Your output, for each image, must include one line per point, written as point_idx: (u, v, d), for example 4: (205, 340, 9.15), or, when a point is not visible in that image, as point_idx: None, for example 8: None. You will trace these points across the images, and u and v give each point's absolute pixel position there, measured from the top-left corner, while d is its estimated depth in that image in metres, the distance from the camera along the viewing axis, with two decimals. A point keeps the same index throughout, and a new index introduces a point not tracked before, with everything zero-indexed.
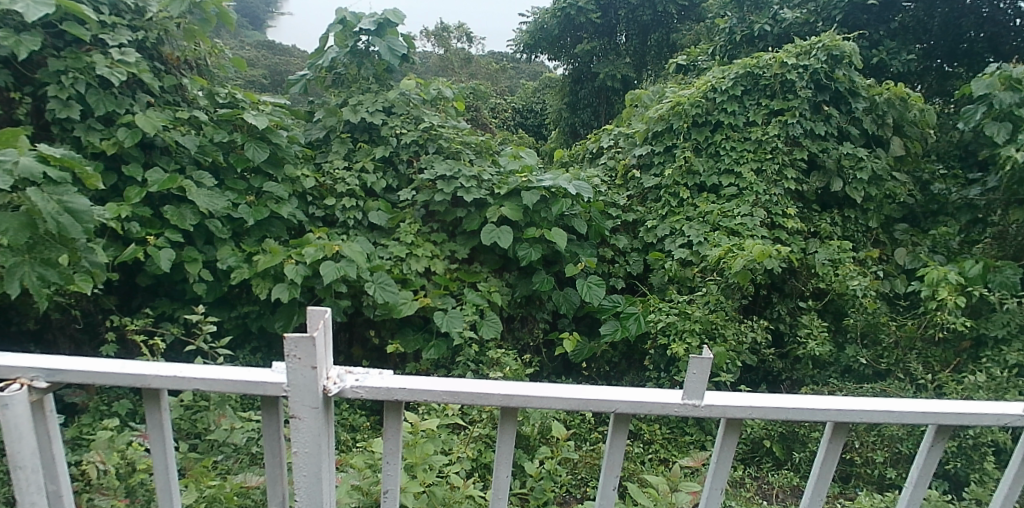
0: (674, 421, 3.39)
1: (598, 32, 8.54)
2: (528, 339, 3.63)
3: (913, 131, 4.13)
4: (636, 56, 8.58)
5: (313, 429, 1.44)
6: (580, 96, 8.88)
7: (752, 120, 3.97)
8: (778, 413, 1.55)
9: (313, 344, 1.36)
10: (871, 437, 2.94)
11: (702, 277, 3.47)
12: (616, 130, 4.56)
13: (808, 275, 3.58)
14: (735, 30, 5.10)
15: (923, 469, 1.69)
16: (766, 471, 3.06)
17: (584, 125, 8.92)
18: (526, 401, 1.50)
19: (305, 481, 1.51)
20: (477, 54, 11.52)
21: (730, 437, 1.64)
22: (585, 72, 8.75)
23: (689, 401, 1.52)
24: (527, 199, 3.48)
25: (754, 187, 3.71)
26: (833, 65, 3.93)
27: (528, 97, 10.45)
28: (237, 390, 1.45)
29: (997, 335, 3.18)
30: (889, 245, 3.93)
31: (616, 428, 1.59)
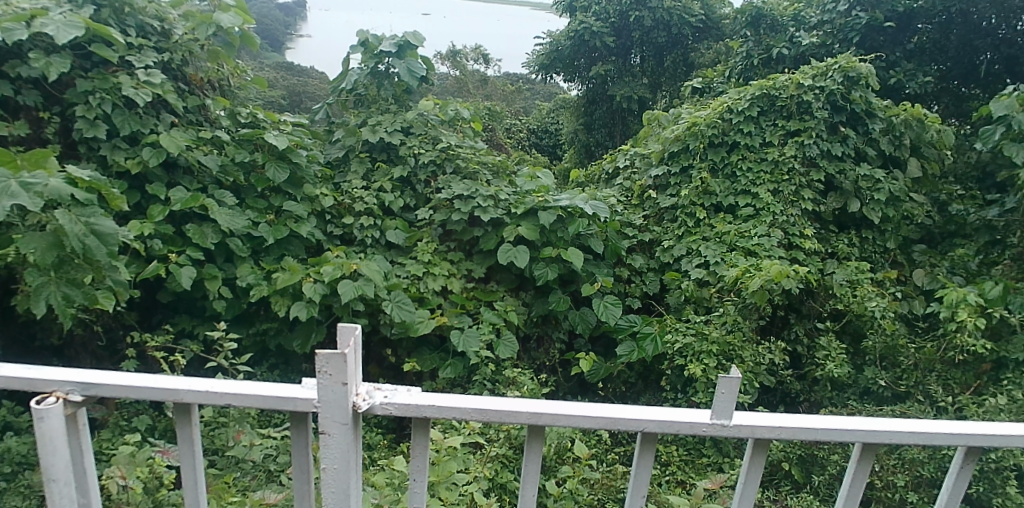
0: (691, 443, 3.39)
1: (613, 54, 8.59)
2: (544, 358, 3.60)
3: (931, 153, 4.11)
4: (652, 77, 8.64)
5: (343, 444, 1.45)
6: (595, 117, 8.93)
7: (769, 141, 3.95)
8: (807, 432, 1.54)
9: (344, 360, 1.37)
10: (891, 460, 2.92)
11: (720, 297, 3.48)
12: (632, 150, 4.54)
13: (826, 296, 3.59)
14: (752, 53, 5.13)
15: (952, 493, 1.68)
16: (785, 494, 3.03)
17: (599, 145, 8.95)
18: (553, 419, 1.51)
19: (333, 497, 1.52)
20: (493, 75, 11.64)
21: (757, 458, 1.63)
22: (600, 93, 8.79)
23: (717, 422, 1.51)
24: (544, 219, 3.50)
25: (771, 207, 3.70)
26: (850, 86, 3.93)
27: (543, 119, 10.49)
28: (267, 405, 1.46)
29: (1018, 357, 3.18)
30: (907, 266, 3.89)
31: (643, 448, 1.59)
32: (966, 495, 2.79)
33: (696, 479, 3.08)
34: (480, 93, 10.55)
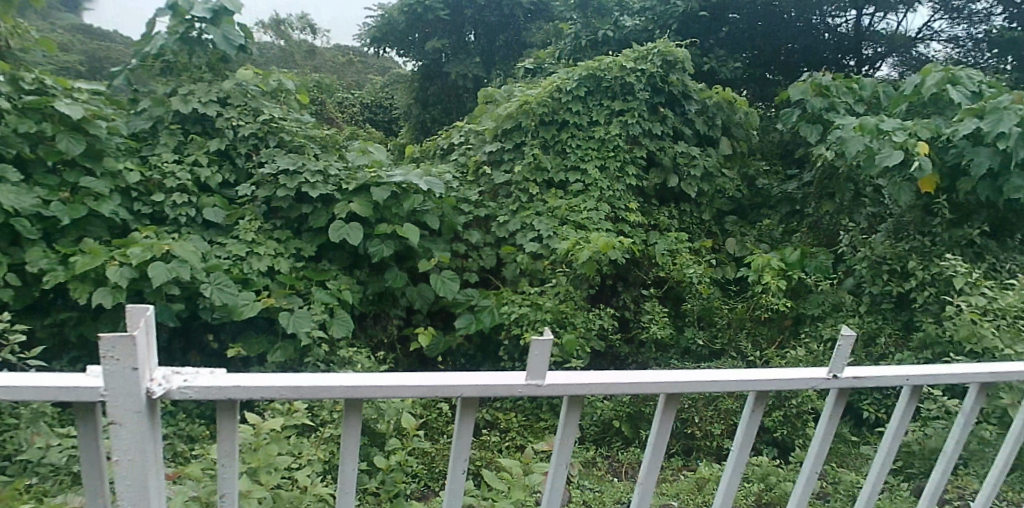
0: (529, 408, 3.62)
1: (446, 30, 8.61)
2: (381, 336, 3.62)
3: (740, 133, 4.52)
4: (485, 55, 8.73)
5: (136, 435, 1.34)
6: (429, 93, 8.82)
7: (596, 120, 4.15)
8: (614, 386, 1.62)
9: (133, 344, 1.26)
10: (709, 411, 3.28)
11: (553, 269, 3.68)
12: (466, 127, 4.52)
13: (649, 265, 3.86)
14: (580, 35, 5.32)
15: (744, 435, 1.84)
16: (616, 450, 3.29)
17: (434, 121, 8.81)
18: (368, 392, 1.47)
19: (129, 492, 1.40)
20: (323, 46, 11.11)
21: (570, 416, 1.68)
22: (434, 69, 8.78)
23: (532, 381, 1.55)
24: (377, 195, 3.47)
25: (599, 183, 3.91)
26: (667, 70, 4.25)
27: (376, 93, 10.02)
28: (44, 397, 1.32)
29: (813, 313, 3.65)
30: (720, 236, 4.24)
31: (461, 413, 1.58)
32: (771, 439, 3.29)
33: (534, 442, 3.26)
34: (309, 66, 10.11)
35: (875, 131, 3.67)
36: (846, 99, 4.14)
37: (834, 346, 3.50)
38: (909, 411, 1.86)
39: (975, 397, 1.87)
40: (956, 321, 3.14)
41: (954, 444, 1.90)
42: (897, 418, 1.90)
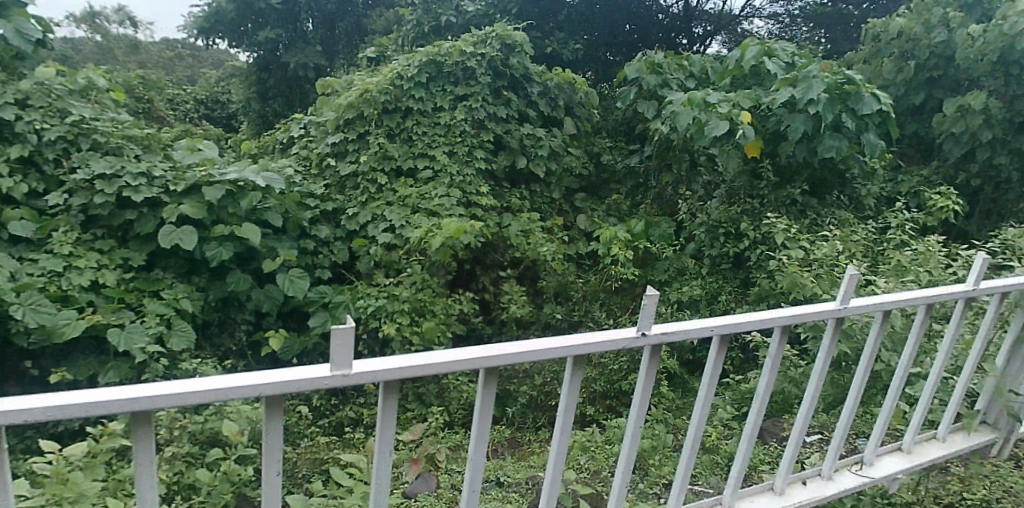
0: (395, 401, 3.76)
1: (279, 19, 8.18)
2: (228, 344, 3.49)
3: (581, 112, 4.71)
4: (325, 43, 8.46)
5: None
6: (269, 85, 8.49)
7: (440, 106, 4.17)
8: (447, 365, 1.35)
9: None
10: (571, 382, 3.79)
11: (408, 258, 3.64)
12: (306, 119, 4.39)
13: (505, 247, 3.88)
14: (422, 21, 5.25)
15: (567, 400, 1.68)
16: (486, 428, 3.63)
17: (277, 114, 8.55)
18: (172, 402, 1.09)
19: None
20: (147, 40, 10.21)
21: (389, 405, 1.38)
22: (272, 60, 8.38)
23: (337, 373, 1.22)
24: (209, 196, 3.35)
25: (448, 169, 3.92)
26: (508, 53, 4.32)
27: (210, 87, 9.27)
28: None
29: (662, 279, 3.85)
30: (571, 213, 4.37)
31: (270, 417, 1.24)
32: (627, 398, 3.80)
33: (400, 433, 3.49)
34: (131, 60, 9.34)
35: (702, 104, 3.83)
36: (677, 76, 4.37)
37: (681, 307, 3.73)
38: (722, 357, 1.86)
39: (780, 337, 1.93)
40: (781, 274, 3.42)
41: (764, 384, 1.98)
42: (709, 367, 1.88)
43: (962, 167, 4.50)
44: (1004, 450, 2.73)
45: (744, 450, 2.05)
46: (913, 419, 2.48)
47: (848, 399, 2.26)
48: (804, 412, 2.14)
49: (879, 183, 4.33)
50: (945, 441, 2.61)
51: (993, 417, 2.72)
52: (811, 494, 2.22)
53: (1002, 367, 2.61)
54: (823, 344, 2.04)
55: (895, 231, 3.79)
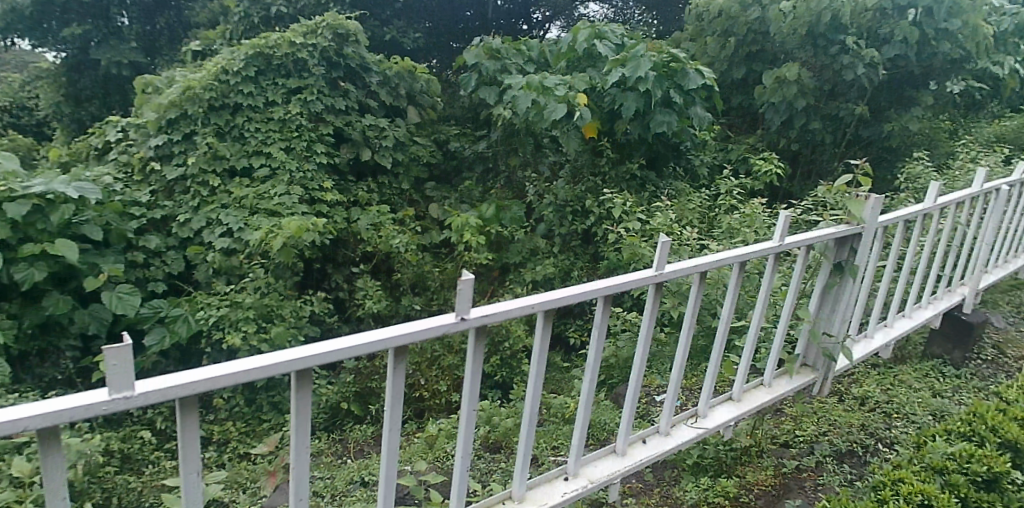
0: (250, 413, 3.74)
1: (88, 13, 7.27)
2: (54, 373, 3.19)
3: (425, 101, 4.73)
4: (144, 41, 7.55)
5: None
6: (81, 87, 7.54)
7: (272, 101, 4.00)
8: (268, 370, 1.11)
9: None
10: (433, 371, 3.84)
11: (249, 262, 3.50)
12: (122, 121, 4.03)
13: (356, 242, 3.80)
14: (252, 13, 5.21)
15: (394, 399, 1.43)
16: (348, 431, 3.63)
17: (95, 118, 7.57)
18: None
19: None
20: None
21: (191, 426, 1.12)
22: (84, 59, 7.46)
23: (117, 398, 0.97)
24: (10, 211, 2.98)
25: (286, 165, 3.77)
26: (341, 43, 4.25)
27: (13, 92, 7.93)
28: None
29: (515, 261, 3.91)
30: (422, 202, 4.37)
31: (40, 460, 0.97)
32: (498, 382, 3.85)
33: (254, 446, 3.46)
34: None
35: (540, 88, 3.88)
36: (516, 61, 4.45)
37: (537, 286, 3.80)
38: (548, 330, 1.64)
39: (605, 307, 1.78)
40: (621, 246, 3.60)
41: (593, 354, 1.96)
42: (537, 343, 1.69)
43: (782, 133, 4.87)
44: (824, 387, 3.02)
45: (581, 417, 2.08)
46: (738, 370, 2.65)
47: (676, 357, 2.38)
48: (635, 373, 2.24)
49: (711, 154, 4.63)
50: (771, 385, 2.82)
51: (811, 358, 3.00)
52: (650, 451, 2.33)
53: (816, 312, 2.85)
54: (645, 309, 2.06)
55: (726, 198, 4.04)
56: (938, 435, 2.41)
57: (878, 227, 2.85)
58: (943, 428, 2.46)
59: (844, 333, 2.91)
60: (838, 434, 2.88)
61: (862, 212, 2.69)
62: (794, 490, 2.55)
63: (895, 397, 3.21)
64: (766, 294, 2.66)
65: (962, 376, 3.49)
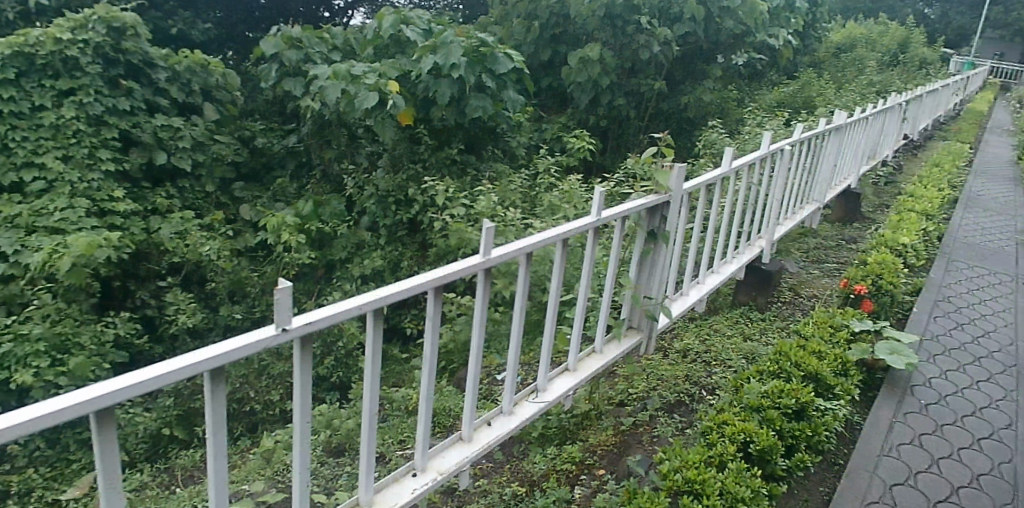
0: (56, 456, 3.33)
1: None
2: None
3: (218, 96, 5.44)
4: None
5: None
6: None
7: (42, 103, 4.37)
8: (62, 415, 0.93)
9: None
10: (261, 382, 3.82)
11: (33, 288, 3.64)
12: None
13: (160, 254, 4.29)
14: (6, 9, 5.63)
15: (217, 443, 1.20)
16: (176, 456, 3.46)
17: None
18: None
19: None
20: None
21: None
22: None
23: None
24: None
25: (66, 176, 4.19)
26: (117, 36, 4.77)
27: None
28: None
29: (341, 257, 3.97)
30: (232, 203, 5.14)
31: None
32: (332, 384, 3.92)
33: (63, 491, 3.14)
34: None
35: (348, 76, 3.92)
36: (320, 49, 4.92)
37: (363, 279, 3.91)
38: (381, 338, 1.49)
39: (435, 300, 1.66)
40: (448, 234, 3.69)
41: (429, 351, 1.78)
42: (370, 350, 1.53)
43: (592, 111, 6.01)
44: (649, 345, 3.58)
45: (423, 413, 1.96)
46: (572, 342, 2.92)
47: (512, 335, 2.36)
48: (472, 358, 2.15)
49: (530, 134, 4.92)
50: (602, 351, 3.21)
51: (636, 321, 3.52)
52: (496, 431, 2.42)
53: (635, 279, 3.33)
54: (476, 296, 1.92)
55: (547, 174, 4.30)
56: (754, 377, 3.24)
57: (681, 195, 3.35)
58: (758, 371, 3.29)
59: (661, 295, 3.48)
60: (666, 387, 3.49)
61: (668, 181, 3.14)
62: (631, 445, 3.07)
63: (710, 347, 3.80)
64: (590, 265, 2.81)
65: (765, 318, 4.03)
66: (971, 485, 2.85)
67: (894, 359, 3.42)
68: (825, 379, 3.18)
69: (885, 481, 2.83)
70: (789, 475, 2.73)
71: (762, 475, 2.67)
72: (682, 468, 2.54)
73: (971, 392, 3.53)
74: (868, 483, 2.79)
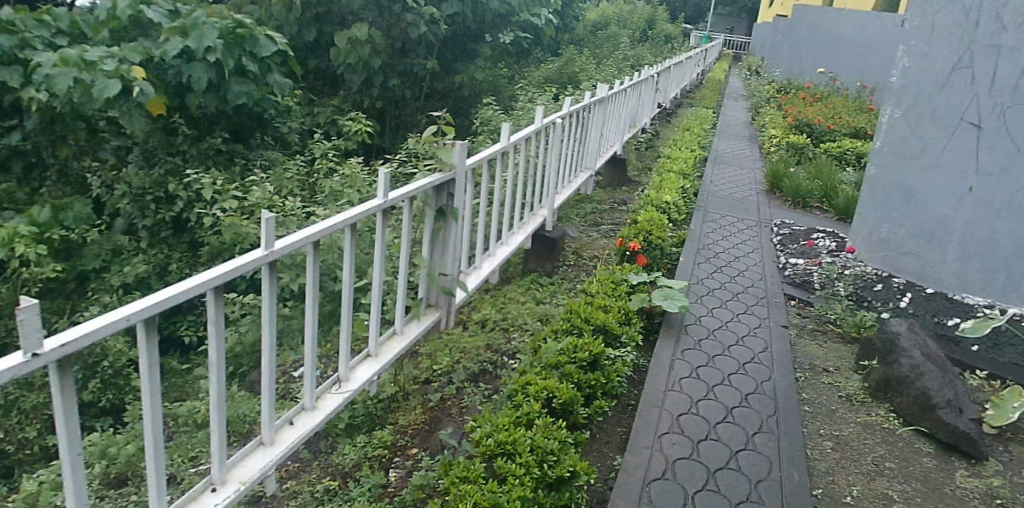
0: None
1: None
2: None
3: None
4: None
5: None
6: None
7: None
8: None
9: None
10: (11, 421, 3.33)
11: None
12: None
13: None
14: None
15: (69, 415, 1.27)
16: None
17: None
18: None
19: None
20: None
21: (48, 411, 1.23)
22: None
23: None
24: None
25: None
26: None
27: None
28: None
29: (96, 266, 4.70)
30: None
31: None
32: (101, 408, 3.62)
33: None
34: None
35: (84, 66, 4.65)
36: (41, 33, 5.23)
37: (124, 289, 4.62)
38: (155, 342, 1.44)
39: (217, 302, 1.68)
40: (224, 228, 4.41)
41: (215, 355, 1.74)
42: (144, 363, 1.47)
43: (366, 92, 7.30)
44: (449, 319, 3.64)
45: (217, 424, 1.87)
46: (370, 328, 2.92)
47: (306, 331, 2.32)
48: (265, 360, 2.07)
49: (298, 120, 6.50)
50: (403, 333, 3.24)
51: (434, 299, 3.56)
52: (299, 431, 2.37)
53: (430, 257, 3.36)
54: (261, 292, 1.92)
55: (320, 158, 5.93)
56: (549, 335, 3.33)
57: (466, 171, 3.45)
58: (552, 330, 3.38)
59: (456, 270, 3.56)
60: (470, 358, 3.60)
61: (452, 158, 3.23)
62: (442, 420, 3.15)
63: (507, 314, 3.98)
64: (382, 248, 2.90)
65: (554, 282, 4.31)
66: (741, 404, 3.22)
67: (670, 304, 3.70)
68: (612, 329, 3.37)
69: (673, 413, 3.10)
70: (591, 422, 2.96)
71: (567, 426, 2.87)
72: (493, 432, 2.62)
73: (734, 323, 3.97)
74: (658, 417, 3.05)
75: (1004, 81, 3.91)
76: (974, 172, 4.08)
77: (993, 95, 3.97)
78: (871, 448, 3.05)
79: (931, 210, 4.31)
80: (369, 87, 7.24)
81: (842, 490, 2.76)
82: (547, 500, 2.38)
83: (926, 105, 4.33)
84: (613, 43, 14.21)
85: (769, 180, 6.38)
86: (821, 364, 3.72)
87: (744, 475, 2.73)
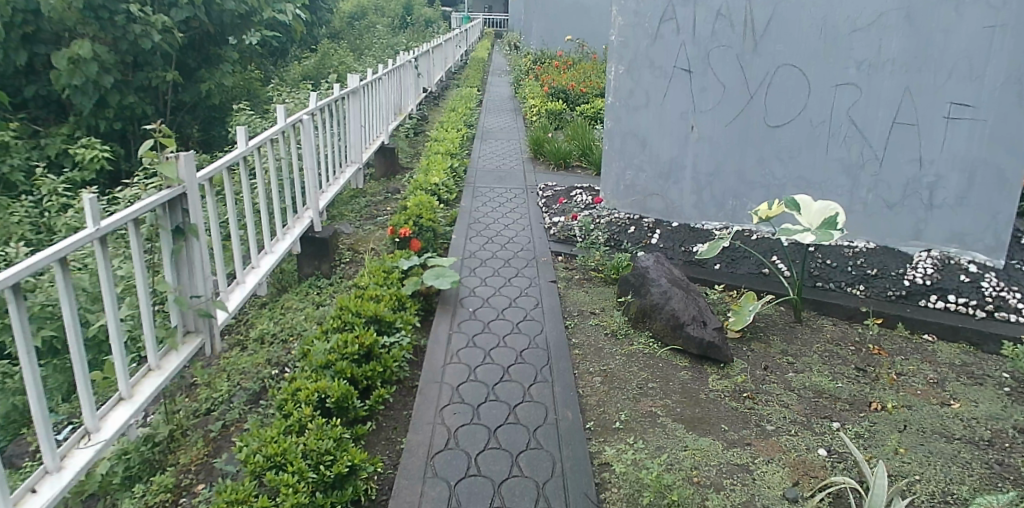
0: None
1: None
2: None
3: None
4: None
5: None
6: None
7: None
8: None
9: None
10: None
11: None
12: None
13: None
14: None
15: None
16: None
17: None
18: None
19: None
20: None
21: None
22: None
23: None
24: None
25: None
26: None
27: None
28: None
29: None
30: None
31: None
32: None
33: None
34: None
35: None
36: None
37: None
38: None
39: None
40: None
41: None
42: None
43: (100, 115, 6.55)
44: (210, 344, 3.36)
45: None
46: (117, 370, 2.59)
47: (28, 381, 2.09)
48: None
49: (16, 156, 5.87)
50: (160, 367, 2.92)
51: (192, 323, 3.25)
52: (45, 496, 2.11)
53: (175, 281, 3.05)
54: None
55: (52, 195, 5.22)
56: (319, 337, 3.19)
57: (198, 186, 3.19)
58: (323, 331, 3.24)
59: (210, 290, 3.27)
60: (249, 378, 3.38)
61: (177, 172, 2.96)
62: (224, 447, 2.91)
63: (285, 324, 3.81)
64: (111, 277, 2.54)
65: (332, 284, 4.23)
66: (517, 361, 3.31)
67: (440, 281, 3.72)
68: (385, 318, 3.32)
69: (453, 384, 3.12)
70: (372, 415, 2.90)
71: (346, 423, 2.77)
72: (262, 448, 2.47)
73: (507, 287, 4.11)
74: (438, 392, 3.05)
75: (703, 25, 4.31)
76: (693, 112, 4.49)
77: (696, 40, 4.36)
78: (634, 374, 3.26)
79: (663, 153, 4.71)
80: (104, 108, 6.51)
81: (612, 417, 2.94)
82: (325, 502, 2.28)
83: (644, 56, 4.64)
84: (370, 34, 14.13)
85: (533, 148, 6.77)
86: (588, 308, 3.90)
87: (523, 426, 2.83)
